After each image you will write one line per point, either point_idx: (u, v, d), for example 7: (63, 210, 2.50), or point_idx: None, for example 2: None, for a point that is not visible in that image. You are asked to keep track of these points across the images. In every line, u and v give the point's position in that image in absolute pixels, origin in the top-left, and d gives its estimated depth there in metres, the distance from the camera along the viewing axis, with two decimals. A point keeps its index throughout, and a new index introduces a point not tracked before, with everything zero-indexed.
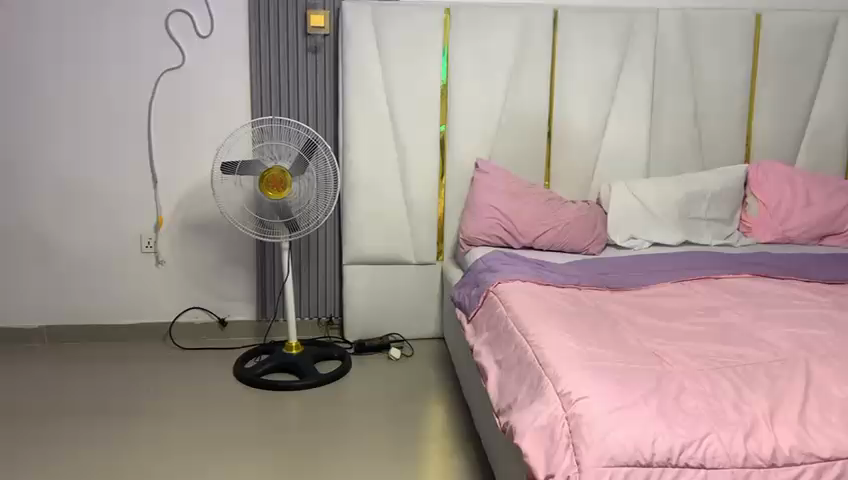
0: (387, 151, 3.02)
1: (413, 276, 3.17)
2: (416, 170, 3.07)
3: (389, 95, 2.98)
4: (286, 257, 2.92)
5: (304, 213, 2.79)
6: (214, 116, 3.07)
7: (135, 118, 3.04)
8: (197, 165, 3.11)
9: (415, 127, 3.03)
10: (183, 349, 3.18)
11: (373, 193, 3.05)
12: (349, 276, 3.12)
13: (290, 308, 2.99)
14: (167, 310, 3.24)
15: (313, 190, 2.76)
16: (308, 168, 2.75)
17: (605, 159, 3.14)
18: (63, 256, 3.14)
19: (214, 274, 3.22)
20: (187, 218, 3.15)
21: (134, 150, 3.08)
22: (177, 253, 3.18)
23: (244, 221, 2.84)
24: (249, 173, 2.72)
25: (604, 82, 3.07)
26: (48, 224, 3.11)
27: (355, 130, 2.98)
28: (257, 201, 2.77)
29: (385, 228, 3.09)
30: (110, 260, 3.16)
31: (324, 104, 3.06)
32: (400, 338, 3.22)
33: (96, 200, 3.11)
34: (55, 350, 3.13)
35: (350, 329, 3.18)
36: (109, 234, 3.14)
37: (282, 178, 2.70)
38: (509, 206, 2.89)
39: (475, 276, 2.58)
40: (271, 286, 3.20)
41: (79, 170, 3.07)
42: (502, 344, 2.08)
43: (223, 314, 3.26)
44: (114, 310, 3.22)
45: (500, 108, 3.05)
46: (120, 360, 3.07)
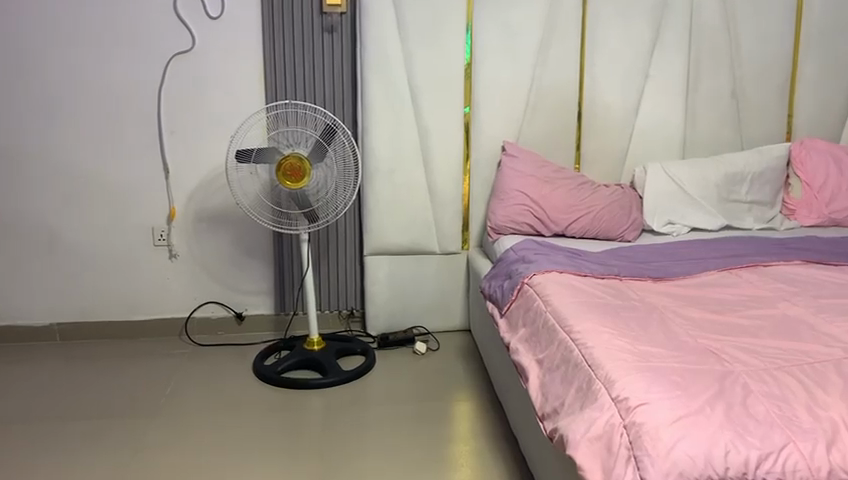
0: (410, 135, 2.87)
1: (438, 266, 3.03)
2: (440, 154, 2.91)
3: (410, 75, 2.83)
4: (305, 248, 2.78)
5: (323, 203, 2.64)
6: (226, 101, 2.93)
7: (144, 105, 2.90)
8: (209, 154, 2.97)
9: (438, 110, 2.87)
10: (199, 345, 3.06)
11: (394, 180, 2.90)
12: (371, 268, 2.99)
13: (310, 302, 2.85)
14: (181, 305, 3.12)
15: (332, 178, 2.61)
16: (327, 155, 2.59)
17: (638, 139, 2.99)
18: (73, 251, 3.02)
19: (229, 266, 3.09)
20: (201, 209, 3.02)
21: (144, 139, 2.94)
22: (191, 246, 3.05)
23: (261, 211, 2.70)
24: (264, 161, 2.57)
25: (637, 59, 2.90)
26: (55, 218, 2.98)
27: (375, 113, 2.83)
28: (273, 190, 2.63)
29: (407, 217, 2.95)
30: (122, 254, 3.04)
31: (341, 87, 2.91)
32: (425, 330, 3.09)
33: (105, 192, 2.98)
34: (67, 350, 3.02)
35: (372, 322, 3.05)
36: (119, 227, 3.02)
37: (299, 166, 2.55)
38: (539, 192, 2.74)
39: (507, 266, 2.44)
40: (289, 279, 3.06)
41: (87, 161, 2.94)
42: (543, 342, 1.94)
43: (240, 308, 3.13)
44: (127, 307, 3.10)
45: (527, 88, 2.89)
46: (135, 358, 2.95)
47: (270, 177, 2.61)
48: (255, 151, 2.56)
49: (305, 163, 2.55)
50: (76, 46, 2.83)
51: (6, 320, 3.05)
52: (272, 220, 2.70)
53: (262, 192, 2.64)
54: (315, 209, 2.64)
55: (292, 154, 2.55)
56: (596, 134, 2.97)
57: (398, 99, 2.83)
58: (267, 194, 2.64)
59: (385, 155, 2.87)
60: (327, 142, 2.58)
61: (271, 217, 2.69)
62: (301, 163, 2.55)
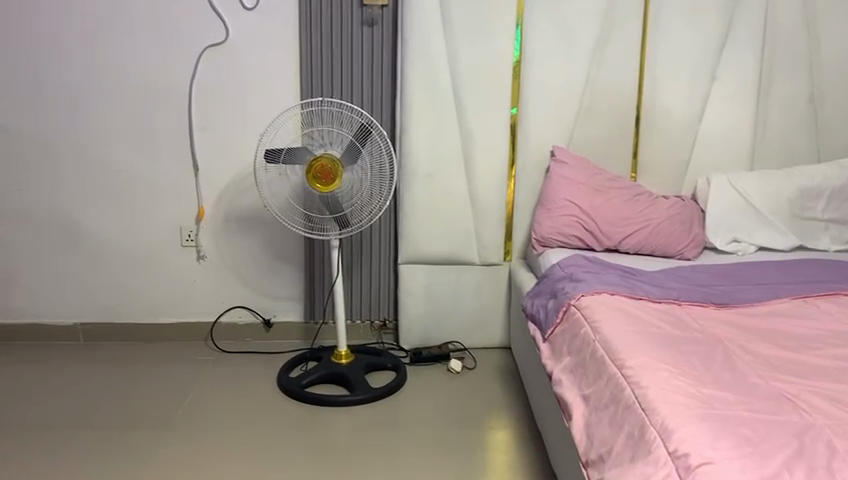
0: (452, 137, 2.68)
1: (478, 279, 2.83)
2: (484, 159, 2.71)
3: (454, 73, 2.63)
4: (336, 256, 2.61)
5: (356, 209, 2.47)
6: (259, 97, 2.77)
7: (174, 99, 2.77)
8: (241, 151, 2.82)
9: (483, 110, 2.66)
10: (224, 352, 2.92)
11: (433, 184, 2.71)
12: (405, 277, 2.80)
13: (339, 312, 2.68)
14: (207, 309, 2.98)
15: (366, 182, 2.44)
16: (361, 157, 2.42)
17: (701, 147, 2.73)
18: (99, 249, 2.91)
19: (258, 271, 2.93)
20: (230, 209, 2.87)
21: (173, 134, 2.81)
22: (219, 248, 2.91)
23: (290, 214, 2.54)
24: (294, 161, 2.41)
25: (704, 59, 2.65)
26: (82, 214, 2.88)
27: (415, 112, 2.64)
28: (303, 193, 2.47)
29: (447, 224, 2.75)
30: (148, 254, 2.92)
31: (380, 84, 2.73)
32: (461, 346, 2.88)
33: (134, 188, 2.86)
34: (89, 351, 2.91)
35: (406, 336, 2.86)
36: (146, 226, 2.90)
37: (331, 168, 2.38)
38: (590, 202, 2.51)
39: (552, 284, 2.22)
40: (320, 286, 2.90)
41: (115, 156, 2.82)
42: (591, 376, 1.73)
43: (269, 314, 2.98)
44: (153, 309, 2.98)
45: (581, 89, 2.66)
46: (157, 363, 2.83)
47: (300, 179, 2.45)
48: (285, 151, 2.40)
49: (337, 164, 2.39)
50: (107, 35, 2.71)
51: (31, 318, 2.96)
52: (301, 225, 2.53)
53: (292, 194, 2.48)
54: (346, 214, 2.47)
55: (324, 155, 2.38)
56: (655, 140, 2.72)
57: (440, 98, 2.63)
58: (297, 196, 2.48)
59: (424, 157, 2.68)
60: (361, 143, 2.41)
61: (301, 221, 2.53)
62: (332, 164, 2.38)
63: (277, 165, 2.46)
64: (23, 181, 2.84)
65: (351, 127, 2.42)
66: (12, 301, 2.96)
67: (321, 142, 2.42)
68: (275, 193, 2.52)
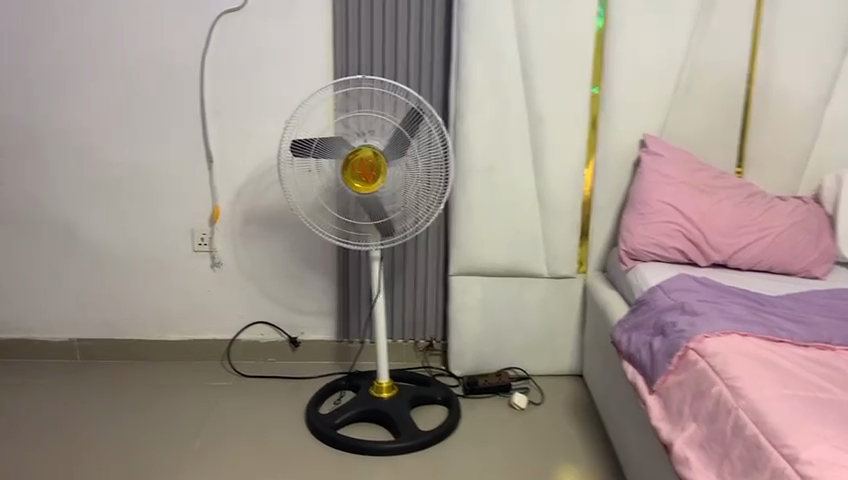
0: (518, 124, 2.19)
1: (545, 295, 2.36)
2: (558, 151, 2.22)
3: (524, 44, 2.13)
4: (377, 269, 2.13)
5: (403, 213, 1.99)
6: (284, 74, 2.30)
7: (183, 78, 2.31)
8: (262, 140, 2.36)
9: (558, 90, 2.17)
10: (243, 375, 2.48)
11: (494, 182, 2.24)
12: (458, 290, 2.34)
13: (381, 336, 2.22)
14: (223, 325, 2.54)
15: (415, 180, 1.97)
16: (410, 149, 1.94)
17: (826, 137, 2.22)
18: (97, 254, 2.48)
19: (282, 281, 2.48)
20: (249, 209, 2.42)
21: (182, 119, 2.35)
22: (236, 254, 2.46)
23: (321, 219, 2.07)
24: (327, 155, 1.94)
25: (837, 26, 2.12)
26: (76, 213, 2.44)
27: (475, 93, 2.16)
28: (338, 193, 2.00)
29: (509, 229, 2.28)
30: (154, 261, 2.48)
31: (430, 59, 2.24)
32: (523, 374, 2.43)
33: (135, 184, 2.41)
34: (86, 373, 2.49)
35: (458, 360, 2.41)
36: (151, 227, 2.45)
37: (372, 164, 1.91)
38: (694, 206, 2.03)
39: (656, 315, 1.74)
40: (355, 300, 2.44)
41: (114, 146, 2.38)
42: (738, 463, 1.25)
43: (295, 332, 2.54)
44: (160, 324, 2.55)
45: (679, 64, 2.16)
46: (163, 390, 2.40)
47: (334, 175, 1.97)
48: (316, 141, 1.93)
49: (384, 162, 1.92)
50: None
51: (21, 333, 2.56)
52: (334, 231, 2.07)
53: (324, 194, 2.01)
54: (391, 220, 1.99)
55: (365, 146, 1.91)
56: (770, 128, 2.21)
57: (505, 75, 2.15)
58: (331, 196, 2.01)
59: (484, 149, 2.21)
60: (411, 132, 1.93)
61: (334, 227, 2.06)
62: (379, 161, 1.91)
63: (306, 160, 1.99)
64: (7, 175, 2.41)
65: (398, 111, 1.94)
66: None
67: (360, 129, 1.94)
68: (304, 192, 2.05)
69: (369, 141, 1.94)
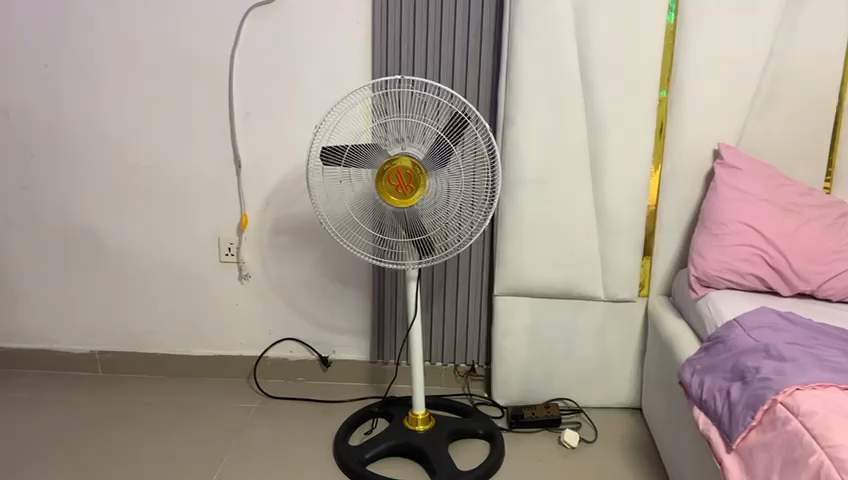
0: (575, 130, 1.97)
1: (601, 319, 2.13)
2: (619, 160, 1.98)
3: (584, 40, 1.90)
4: (414, 289, 1.93)
5: (443, 230, 1.78)
6: (319, 73, 2.12)
7: (211, 75, 2.14)
8: (294, 143, 2.18)
9: (621, 93, 1.93)
10: (269, 396, 2.30)
11: (546, 193, 2.02)
12: (503, 312, 2.13)
13: (417, 368, 1.99)
14: (251, 341, 2.37)
15: (458, 194, 1.75)
16: (452, 158, 1.72)
17: None
18: (119, 262, 2.34)
19: (313, 295, 2.30)
20: (280, 217, 2.24)
21: (209, 120, 2.18)
22: (265, 266, 2.29)
23: (355, 232, 1.90)
24: (360, 163, 1.75)
25: None
26: (99, 218, 2.31)
27: (527, 95, 1.94)
28: (372, 205, 1.80)
29: (563, 246, 2.06)
30: (179, 270, 2.33)
31: (477, 57, 2.02)
32: (575, 406, 2.21)
33: (159, 189, 2.26)
34: (106, 388, 2.35)
35: (502, 388, 2.20)
36: (176, 235, 2.30)
37: (411, 175, 1.71)
38: (776, 227, 1.78)
39: (734, 358, 1.51)
40: (391, 319, 2.24)
41: (138, 148, 2.23)
42: None
43: (327, 351, 2.35)
44: (184, 337, 2.39)
45: (761, 64, 1.91)
46: (185, 409, 2.24)
47: (368, 185, 1.77)
48: (348, 148, 1.74)
49: (424, 174, 1.71)
50: None
51: (42, 343, 2.43)
52: (368, 246, 1.88)
53: (357, 206, 1.82)
54: (430, 237, 1.79)
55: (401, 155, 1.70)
56: None
57: (561, 75, 1.93)
58: (364, 209, 1.81)
59: (535, 158, 1.99)
60: (454, 139, 1.71)
61: (368, 241, 1.88)
62: (418, 173, 1.70)
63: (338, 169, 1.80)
64: (28, 176, 2.29)
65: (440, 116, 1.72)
66: (20, 321, 2.42)
67: (397, 135, 1.74)
68: (335, 203, 1.86)
69: (406, 149, 1.73)
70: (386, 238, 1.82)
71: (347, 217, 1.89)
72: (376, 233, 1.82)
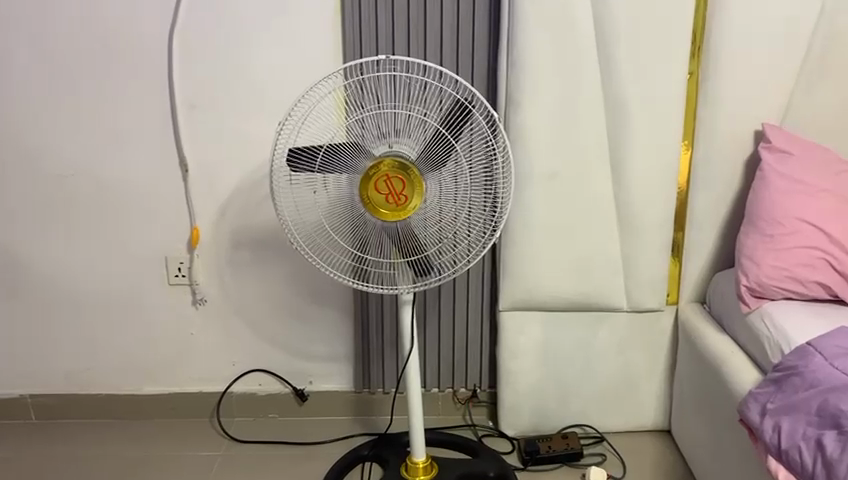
0: (591, 114, 1.65)
1: (623, 333, 1.83)
2: (644, 148, 1.66)
3: (601, 5, 1.57)
4: (408, 316, 1.58)
5: (444, 245, 1.44)
6: (277, 54, 1.74)
7: (147, 62, 1.76)
8: (251, 141, 1.81)
9: (647, 67, 1.61)
10: (237, 439, 1.96)
11: (559, 190, 1.70)
12: (511, 331, 1.82)
13: (415, 412, 1.65)
14: (212, 375, 2.02)
15: (461, 200, 1.42)
16: (452, 157, 1.38)
17: None
18: (46, 291, 1.95)
19: (283, 319, 1.95)
20: (238, 230, 1.88)
21: (147, 117, 1.80)
22: (224, 288, 1.93)
23: (328, 251, 1.51)
24: (341, 168, 1.38)
25: None
26: (20, 240, 1.91)
27: (534, 74, 1.61)
28: (354, 219, 1.42)
29: (578, 251, 1.74)
30: (119, 297, 1.95)
31: (471, 29, 1.68)
32: (595, 433, 1.91)
33: (91, 202, 1.87)
34: (40, 441, 1.97)
35: (511, 416, 1.89)
36: (114, 257, 1.92)
37: (402, 180, 1.36)
38: (841, 223, 1.49)
39: (817, 396, 1.21)
40: (376, 342, 1.92)
41: (62, 154, 1.84)
42: None
43: (302, 382, 2.02)
44: (132, 375, 2.02)
45: (811, 24, 1.60)
46: (136, 462, 1.88)
47: (349, 196, 1.40)
48: (324, 148, 1.38)
49: (420, 179, 1.37)
50: None
51: None
52: (346, 268, 1.50)
53: (334, 220, 1.44)
54: (428, 253, 1.44)
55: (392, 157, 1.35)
56: None
57: (573, 47, 1.60)
58: (343, 223, 1.44)
59: (544, 150, 1.67)
60: (455, 132, 1.38)
61: (346, 262, 1.50)
62: (413, 178, 1.36)
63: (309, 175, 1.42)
64: None
65: (436, 104, 1.37)
66: None
67: (384, 130, 1.37)
68: (304, 216, 1.48)
69: (396, 147, 1.37)
70: (372, 257, 1.45)
71: (318, 233, 1.49)
72: (360, 253, 1.45)
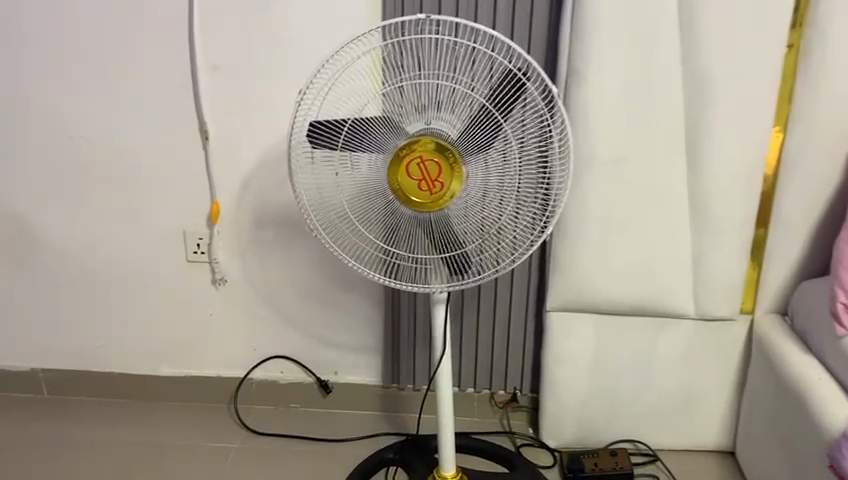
0: (666, 91, 1.41)
1: (687, 342, 1.61)
2: (724, 135, 1.42)
3: None
4: (441, 315, 1.38)
5: (484, 241, 1.24)
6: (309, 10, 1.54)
7: (166, 16, 1.58)
8: (278, 108, 1.62)
9: (737, 39, 1.36)
10: (254, 430, 1.81)
11: (622, 178, 1.48)
12: (557, 333, 1.63)
13: (448, 422, 1.46)
14: (231, 359, 1.87)
15: (508, 189, 1.20)
16: (499, 138, 1.17)
17: None
18: (59, 261, 1.82)
19: (308, 304, 1.79)
20: (262, 206, 1.71)
21: (166, 78, 1.63)
22: (246, 267, 1.77)
23: (352, 246, 1.30)
24: (368, 146, 1.19)
25: None
26: (32, 207, 1.78)
27: (600, 43, 1.39)
28: (383, 207, 1.24)
29: (640, 249, 1.53)
30: (135, 272, 1.81)
31: None
32: (649, 450, 1.70)
33: (106, 170, 1.72)
34: (51, 419, 1.86)
35: (554, 426, 1.70)
36: (131, 229, 1.77)
37: (438, 164, 1.17)
38: None
39: None
40: (408, 336, 1.74)
41: (75, 116, 1.69)
42: None
43: (327, 372, 1.85)
44: (148, 354, 1.90)
45: None
46: (147, 449, 1.76)
47: (377, 180, 1.21)
48: (349, 122, 1.18)
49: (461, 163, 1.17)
50: None
51: None
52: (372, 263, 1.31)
53: (360, 207, 1.26)
54: (466, 250, 1.24)
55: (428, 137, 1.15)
56: None
57: (649, 12, 1.36)
58: (370, 211, 1.25)
59: (608, 132, 1.45)
60: (504, 108, 1.17)
61: (372, 256, 1.30)
62: (452, 163, 1.16)
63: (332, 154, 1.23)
64: None
65: (483, 74, 1.15)
66: None
67: (418, 101, 1.16)
68: (325, 204, 1.27)
69: (433, 124, 1.17)
70: (402, 251, 1.26)
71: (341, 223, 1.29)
72: (388, 246, 1.26)
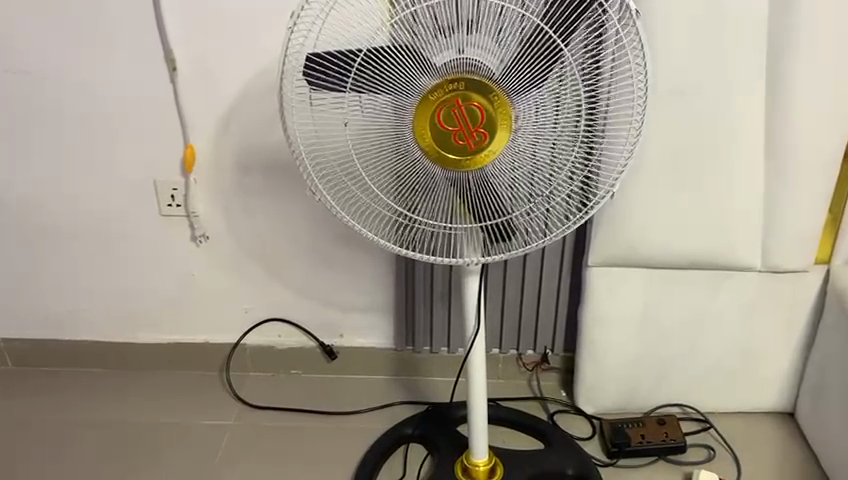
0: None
1: (749, 298, 1.39)
2: (819, 53, 1.16)
3: None
4: (473, 289, 1.16)
5: (538, 203, 0.99)
6: None
7: None
8: (261, 30, 1.32)
9: None
10: (251, 403, 1.60)
11: (685, 111, 1.22)
12: (601, 291, 1.40)
13: (480, 405, 1.25)
14: (221, 323, 1.64)
15: (569, 138, 0.94)
16: (561, 72, 0.89)
17: None
18: (11, 217, 1.55)
19: (308, 261, 1.55)
20: (247, 150, 1.43)
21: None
22: (232, 221, 1.51)
23: (362, 213, 1.03)
24: (385, 89, 0.90)
25: None
26: None
27: None
28: (406, 165, 0.95)
29: (704, 194, 1.29)
30: (102, 228, 1.54)
31: None
32: (699, 415, 1.52)
33: (57, 108, 1.43)
34: (17, 395, 1.63)
35: (593, 392, 1.51)
36: (92, 178, 1.49)
37: (479, 111, 0.89)
38: None
39: None
40: (424, 295, 1.52)
41: (12, 41, 1.37)
42: None
43: (332, 335, 1.63)
44: (125, 319, 1.66)
45: None
46: (130, 428, 1.54)
47: (399, 131, 0.92)
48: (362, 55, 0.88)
49: (509, 109, 0.90)
50: None
51: None
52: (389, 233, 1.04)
53: (375, 166, 0.97)
54: (513, 216, 0.99)
55: (466, 79, 0.88)
56: None
57: None
58: (389, 172, 0.97)
59: (672, 53, 1.18)
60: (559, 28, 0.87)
61: (390, 225, 1.04)
62: (497, 109, 0.89)
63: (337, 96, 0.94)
64: None
65: None
66: None
67: (444, 21, 0.85)
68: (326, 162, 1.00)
69: (466, 54, 0.87)
70: (433, 222, 0.99)
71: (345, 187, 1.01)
72: (415, 215, 0.99)
